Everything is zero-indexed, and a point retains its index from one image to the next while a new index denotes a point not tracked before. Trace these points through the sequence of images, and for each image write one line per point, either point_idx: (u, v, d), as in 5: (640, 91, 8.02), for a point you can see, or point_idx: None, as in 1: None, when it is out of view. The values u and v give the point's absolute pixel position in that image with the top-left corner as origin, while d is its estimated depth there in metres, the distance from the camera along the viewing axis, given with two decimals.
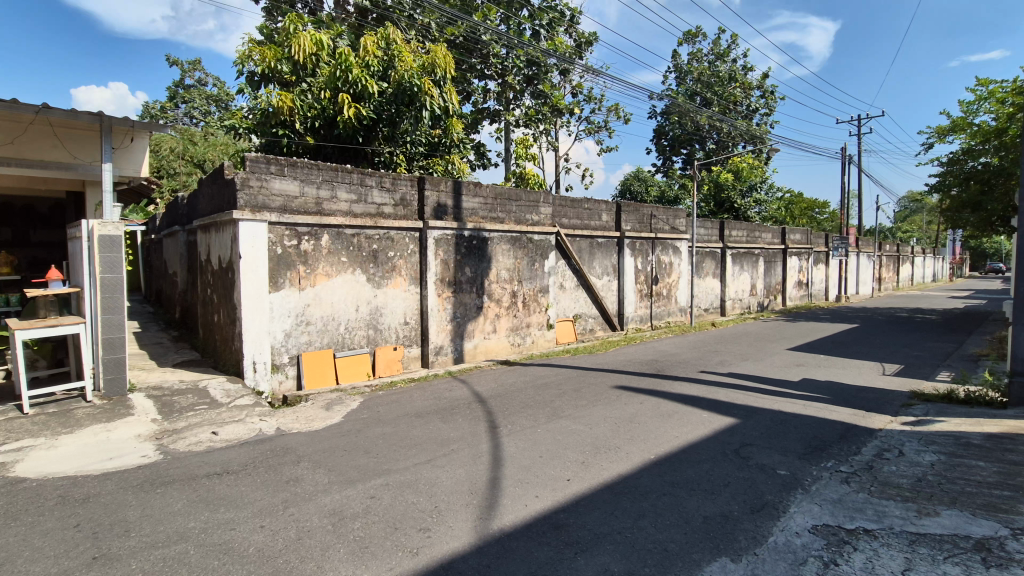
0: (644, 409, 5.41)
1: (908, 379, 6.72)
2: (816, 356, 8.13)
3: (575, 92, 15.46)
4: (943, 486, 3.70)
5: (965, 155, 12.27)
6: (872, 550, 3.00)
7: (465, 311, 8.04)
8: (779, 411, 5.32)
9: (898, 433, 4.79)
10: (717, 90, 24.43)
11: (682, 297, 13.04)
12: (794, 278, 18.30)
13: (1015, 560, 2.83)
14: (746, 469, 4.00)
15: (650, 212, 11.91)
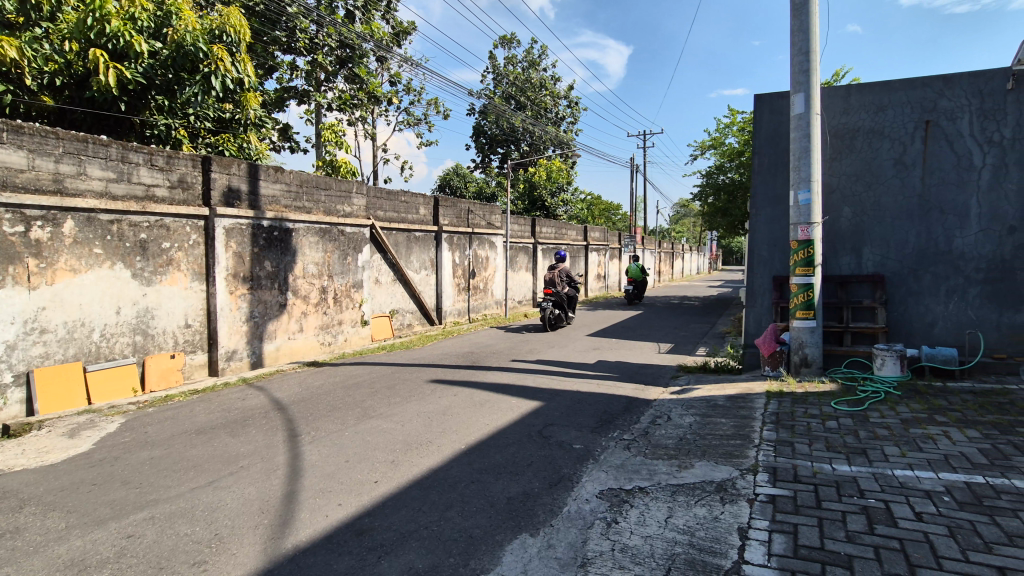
0: (458, 400, 5.50)
1: (677, 355, 8.01)
2: (609, 339, 9.20)
3: (392, 81, 15.05)
4: (697, 442, 4.45)
5: (717, 170, 15.04)
6: (644, 504, 3.46)
7: (265, 309, 7.25)
8: (577, 392, 5.85)
9: (667, 402, 5.64)
10: (530, 95, 26.09)
11: (497, 290, 13.64)
12: (593, 272, 20.52)
13: (743, 494, 3.53)
14: (547, 448, 4.31)
15: (467, 208, 12.20)
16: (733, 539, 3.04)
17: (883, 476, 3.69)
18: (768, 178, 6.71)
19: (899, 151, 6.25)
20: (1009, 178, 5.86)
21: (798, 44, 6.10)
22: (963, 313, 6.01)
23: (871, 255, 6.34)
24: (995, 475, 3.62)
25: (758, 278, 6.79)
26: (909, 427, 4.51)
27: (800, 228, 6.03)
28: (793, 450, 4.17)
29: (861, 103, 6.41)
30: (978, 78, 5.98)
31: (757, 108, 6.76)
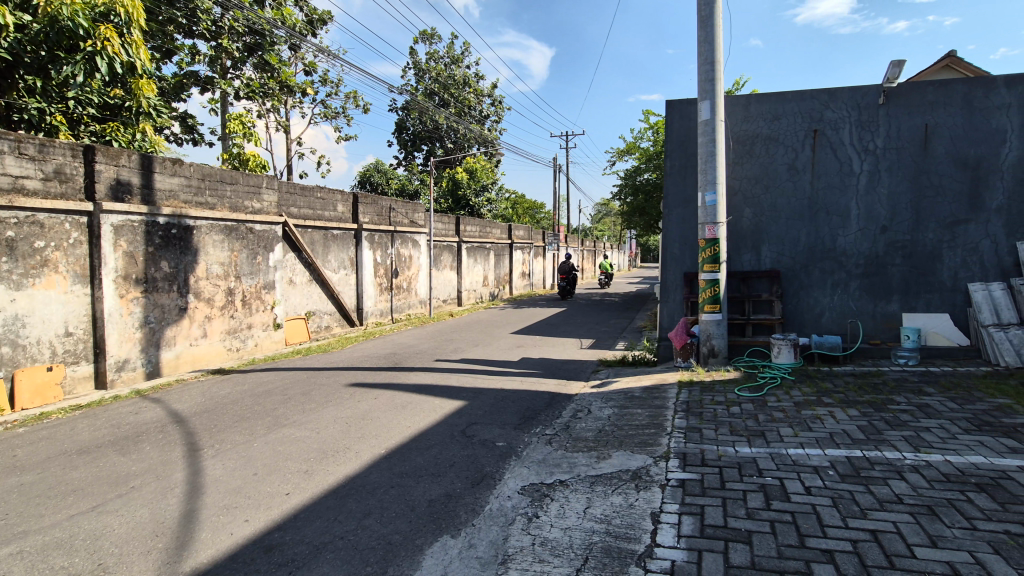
0: (378, 403, 5.35)
1: (597, 350, 8.28)
2: (533, 337, 9.34)
3: (306, 71, 14.36)
4: (614, 434, 4.61)
5: (636, 172, 15.66)
6: (564, 497, 3.54)
7: (163, 314, 6.66)
8: (500, 389, 5.89)
9: (588, 396, 5.80)
10: (453, 92, 25.90)
11: (421, 289, 13.43)
12: (518, 270, 20.74)
13: (656, 481, 3.71)
14: (469, 447, 4.29)
15: (388, 205, 11.89)
16: (646, 524, 3.18)
17: (779, 455, 4.01)
18: (679, 180, 7.09)
19: (791, 157, 6.83)
20: (881, 183, 6.59)
21: (704, 55, 6.49)
22: (846, 304, 6.69)
23: (769, 252, 6.89)
24: (870, 449, 4.05)
25: (671, 274, 7.16)
26: (800, 409, 4.94)
27: (707, 228, 6.43)
28: (702, 436, 4.44)
29: (759, 112, 6.93)
30: (856, 92, 6.65)
31: (669, 114, 7.13)
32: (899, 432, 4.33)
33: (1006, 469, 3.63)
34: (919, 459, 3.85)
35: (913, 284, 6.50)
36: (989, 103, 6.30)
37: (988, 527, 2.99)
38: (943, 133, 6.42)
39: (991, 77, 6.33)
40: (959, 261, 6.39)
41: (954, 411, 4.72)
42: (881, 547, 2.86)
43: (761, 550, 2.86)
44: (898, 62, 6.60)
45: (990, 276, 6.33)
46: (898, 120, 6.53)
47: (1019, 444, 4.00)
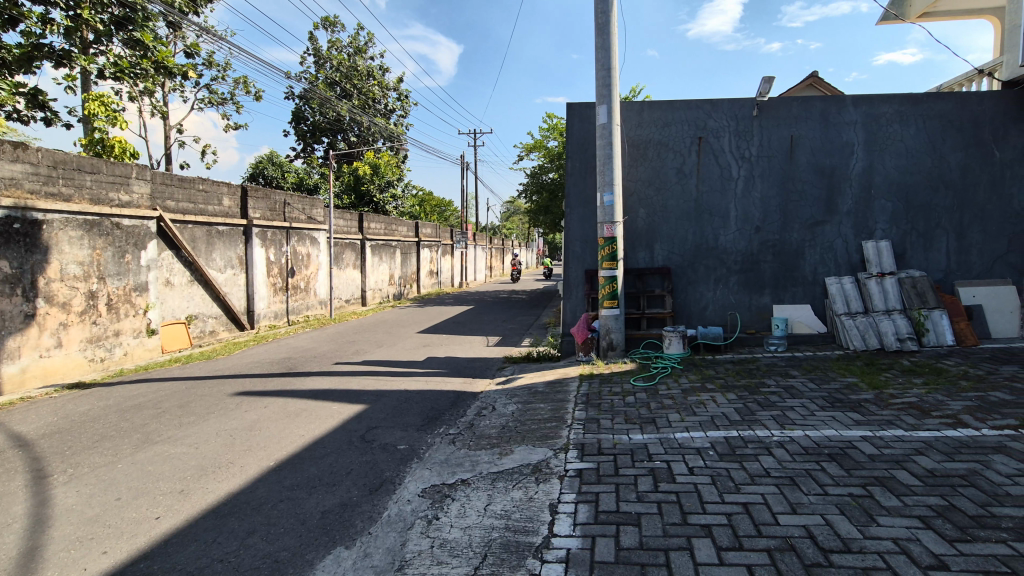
0: (269, 412, 5.01)
1: (503, 347, 8.37)
2: (439, 336, 9.26)
3: (187, 52, 13.09)
4: (517, 429, 4.68)
5: (541, 171, 16.02)
6: (465, 496, 3.54)
7: (3, 322, 5.76)
8: (403, 390, 5.76)
9: (492, 393, 5.84)
10: (355, 83, 24.91)
11: (321, 289, 12.79)
12: (425, 268, 20.45)
13: (555, 472, 3.82)
14: (368, 453, 4.15)
15: (283, 200, 11.19)
16: (544, 516, 3.25)
17: (667, 440, 4.30)
18: (579, 181, 7.35)
19: (680, 162, 7.34)
20: (755, 188, 7.28)
21: (601, 61, 6.77)
22: (727, 298, 7.31)
23: (660, 250, 7.36)
24: (744, 429, 4.46)
25: (572, 272, 7.39)
26: (687, 396, 5.33)
27: (605, 227, 6.72)
28: (599, 426, 4.64)
29: (651, 118, 7.36)
30: (735, 104, 7.28)
31: (569, 116, 7.35)
32: (769, 412, 4.81)
33: (852, 440, 4.17)
34: (784, 435, 4.30)
35: (782, 279, 7.25)
36: (840, 120, 7.17)
37: (837, 492, 3.41)
38: (804, 144, 7.22)
39: (841, 97, 7.22)
40: (818, 258, 7.23)
41: (813, 390, 5.34)
42: (751, 518, 3.15)
43: (649, 531, 3.04)
44: (769, 79, 7.32)
45: (842, 271, 7.22)
46: (769, 132, 7.25)
47: (862, 417, 4.60)
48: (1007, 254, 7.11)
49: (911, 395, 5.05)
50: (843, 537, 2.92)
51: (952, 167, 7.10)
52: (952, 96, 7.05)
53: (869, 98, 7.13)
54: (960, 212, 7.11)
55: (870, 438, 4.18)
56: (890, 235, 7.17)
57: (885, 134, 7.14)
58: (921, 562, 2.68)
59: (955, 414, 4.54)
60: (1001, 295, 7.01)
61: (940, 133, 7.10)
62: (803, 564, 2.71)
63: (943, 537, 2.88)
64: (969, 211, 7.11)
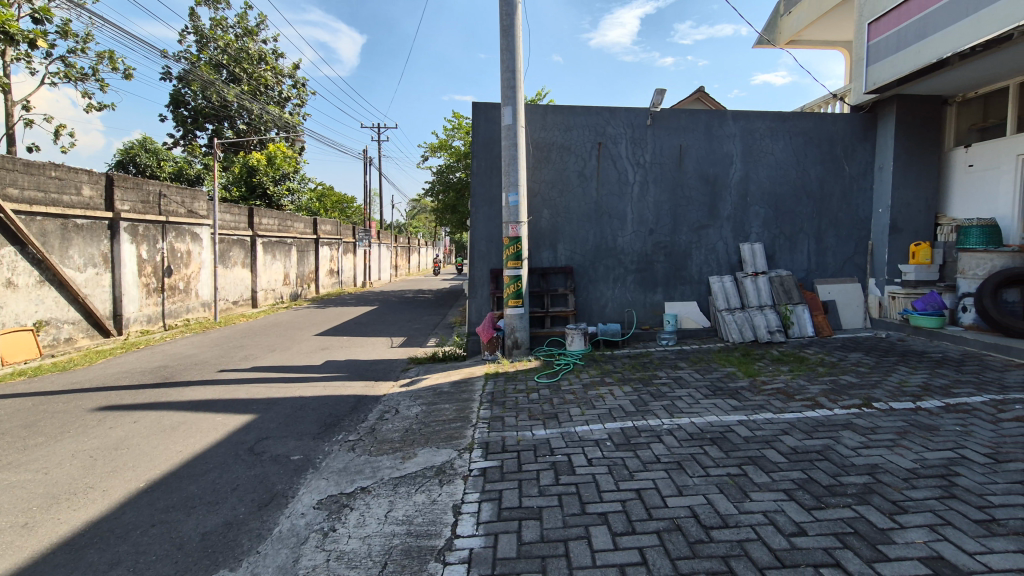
0: (139, 428, 4.50)
1: (407, 348, 8.19)
2: (339, 338, 8.85)
3: (35, 17, 11.37)
4: (421, 431, 4.59)
5: (447, 169, 15.91)
6: (365, 504, 3.40)
7: None
8: (298, 397, 5.43)
9: (396, 395, 5.69)
10: (245, 67, 23.13)
11: (203, 290, 11.71)
12: (324, 267, 19.46)
13: (459, 473, 3.80)
14: (258, 466, 3.86)
15: (157, 191, 10.09)
16: (447, 518, 3.22)
17: (569, 434, 4.44)
18: (485, 180, 7.37)
19: (581, 165, 7.62)
20: (650, 193, 7.75)
21: (506, 62, 6.83)
22: (624, 296, 7.73)
23: (563, 250, 7.61)
24: (639, 419, 4.73)
25: (478, 271, 7.42)
26: (587, 390, 5.54)
27: (510, 226, 6.82)
28: (504, 423, 4.69)
29: (554, 121, 7.57)
30: (631, 112, 7.69)
31: (474, 116, 7.34)
32: (660, 402, 5.14)
33: (730, 424, 4.58)
34: (673, 423, 4.62)
35: (672, 278, 7.80)
36: (722, 132, 7.85)
37: (718, 472, 3.73)
38: (691, 153, 7.81)
39: (723, 111, 7.91)
40: (703, 259, 7.87)
41: (699, 380, 5.81)
42: (643, 502, 3.34)
43: (549, 523, 3.11)
44: (661, 90, 7.82)
45: (723, 271, 7.91)
46: (661, 140, 7.75)
47: (739, 402, 5.08)
48: (854, 256, 8.20)
49: (779, 381, 5.66)
50: (722, 514, 3.19)
51: (812, 179, 8.04)
52: (812, 116, 7.99)
53: (746, 114, 7.87)
54: (818, 219, 8.08)
55: (745, 421, 4.62)
56: (762, 238, 7.97)
57: (759, 147, 7.93)
58: (785, 530, 3.00)
59: (814, 396, 5.16)
60: (849, 291, 8.11)
61: (803, 148, 8.01)
62: (688, 542, 2.92)
63: (803, 506, 3.25)
64: (825, 218, 8.09)
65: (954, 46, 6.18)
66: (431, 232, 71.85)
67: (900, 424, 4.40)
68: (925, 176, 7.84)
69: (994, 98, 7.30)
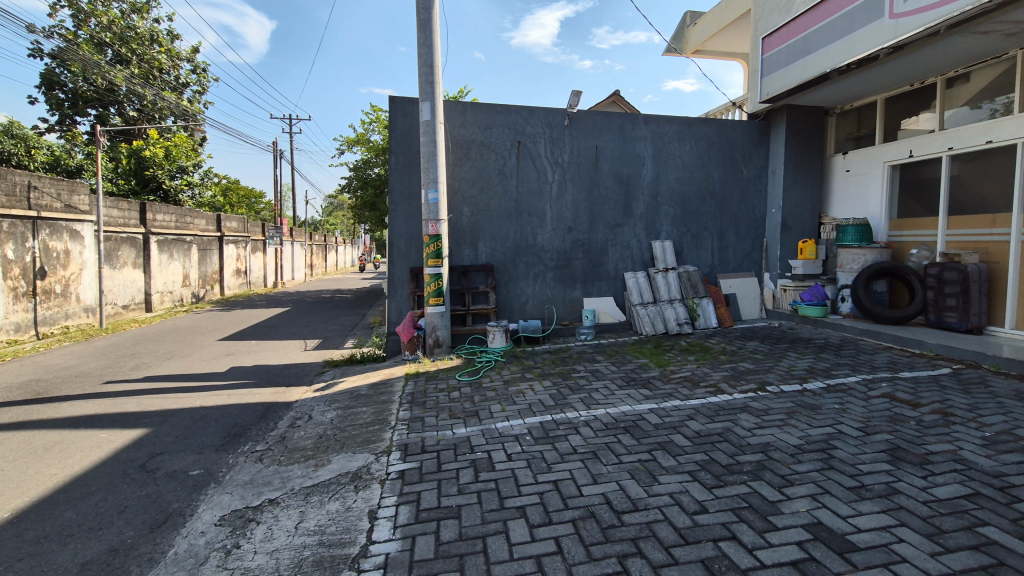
0: (4, 451, 3.97)
1: (322, 351, 7.86)
2: (246, 342, 8.32)
3: None
4: (336, 437, 4.43)
5: (365, 165, 15.43)
6: (273, 517, 3.22)
7: None
8: (199, 407, 5.05)
9: (309, 401, 5.44)
10: (134, 48, 21.06)
11: (86, 294, 10.54)
12: (230, 266, 18.20)
13: (376, 477, 3.70)
14: (150, 484, 3.54)
15: (26, 183, 8.95)
16: (362, 524, 3.12)
17: (489, 430, 4.46)
18: (403, 176, 7.22)
19: (500, 164, 7.67)
20: (567, 191, 7.96)
21: (424, 57, 6.72)
22: (544, 292, 7.90)
23: (484, 248, 7.64)
24: (557, 412, 4.86)
25: (397, 269, 7.27)
26: (508, 386, 5.61)
27: (430, 224, 6.73)
28: (423, 424, 4.62)
29: (474, 119, 7.55)
30: (549, 112, 7.85)
31: (391, 110, 7.16)
32: (578, 395, 5.31)
33: (642, 412, 4.82)
34: (589, 415, 4.79)
35: (589, 274, 8.07)
36: (635, 134, 8.22)
37: (630, 459, 3.91)
38: (606, 154, 8.11)
39: (635, 115, 8.27)
40: (618, 256, 8.20)
41: (614, 372, 6.06)
42: (559, 493, 3.43)
43: (468, 521, 3.11)
44: (577, 92, 8.05)
45: (637, 267, 8.29)
46: (578, 140, 7.98)
47: (650, 392, 5.36)
48: (751, 252, 8.90)
49: (685, 370, 6.04)
50: (633, 498, 3.35)
51: (715, 181, 8.63)
52: (715, 122, 8.57)
53: (656, 118, 8.29)
54: (721, 218, 8.69)
55: (655, 409, 4.88)
56: (672, 236, 8.45)
57: (668, 150, 8.38)
58: (689, 509, 3.20)
59: (716, 382, 5.56)
60: (748, 285, 8.80)
61: (706, 152, 8.58)
62: (601, 528, 3.03)
63: (705, 486, 3.49)
64: (726, 217, 8.72)
65: (834, 62, 6.88)
66: (350, 230, 69.33)
67: (789, 405, 4.85)
68: (810, 180, 8.67)
69: (866, 111, 8.19)
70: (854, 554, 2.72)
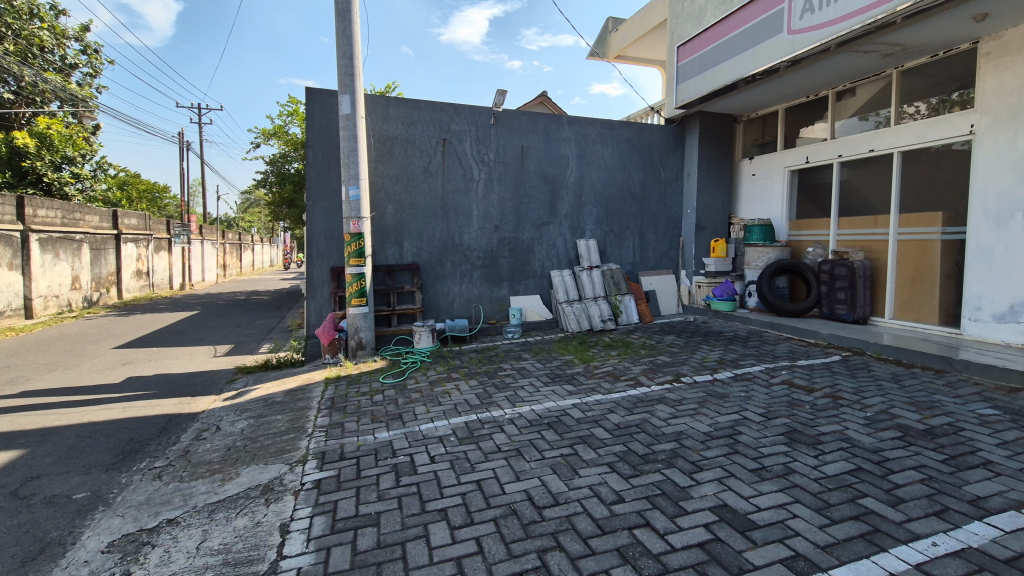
0: None
1: (234, 356, 7.38)
2: (147, 350, 7.65)
3: None
4: (246, 448, 4.17)
5: (282, 159, 14.69)
6: (171, 538, 2.97)
7: None
8: (87, 423, 4.58)
9: (218, 411, 5.08)
10: (8, 21, 18.73)
11: None
12: (129, 267, 16.66)
13: (289, 488, 3.52)
14: (24, 512, 3.16)
15: None
16: (273, 539, 2.96)
17: (412, 433, 4.38)
18: (322, 172, 6.92)
19: (425, 161, 7.55)
20: (494, 190, 7.97)
21: (343, 48, 6.47)
22: (471, 291, 7.87)
23: (409, 246, 7.49)
24: (483, 411, 4.85)
25: (317, 269, 6.97)
26: (433, 387, 5.53)
27: (352, 222, 6.50)
28: (343, 430, 4.46)
29: (397, 114, 7.38)
30: (475, 111, 7.82)
31: (308, 102, 6.84)
32: (503, 393, 5.33)
33: (565, 408, 4.92)
34: (514, 412, 4.82)
35: (516, 272, 8.14)
36: (559, 135, 8.37)
37: (552, 454, 3.98)
38: (532, 154, 8.20)
39: (560, 116, 8.43)
40: (544, 255, 8.34)
41: (540, 369, 6.15)
42: (482, 492, 3.43)
43: (387, 528, 3.03)
44: (503, 91, 8.08)
45: (563, 265, 8.47)
46: (503, 140, 8.01)
47: (574, 387, 5.49)
48: (669, 251, 9.35)
49: (608, 365, 6.23)
50: (554, 493, 3.41)
51: (635, 182, 8.98)
52: (635, 125, 8.91)
53: (580, 120, 8.49)
54: (641, 218, 9.05)
55: (578, 404, 5.00)
56: (596, 235, 8.70)
57: (591, 151, 8.62)
58: (607, 500, 3.30)
59: (636, 376, 5.79)
60: (666, 282, 9.24)
61: (627, 154, 8.90)
62: (522, 524, 3.06)
63: (622, 476, 3.62)
64: (646, 217, 9.10)
65: (741, 72, 7.34)
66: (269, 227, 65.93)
67: (701, 395, 5.14)
68: (721, 183, 9.23)
69: (769, 120, 8.84)
70: (754, 532, 2.91)
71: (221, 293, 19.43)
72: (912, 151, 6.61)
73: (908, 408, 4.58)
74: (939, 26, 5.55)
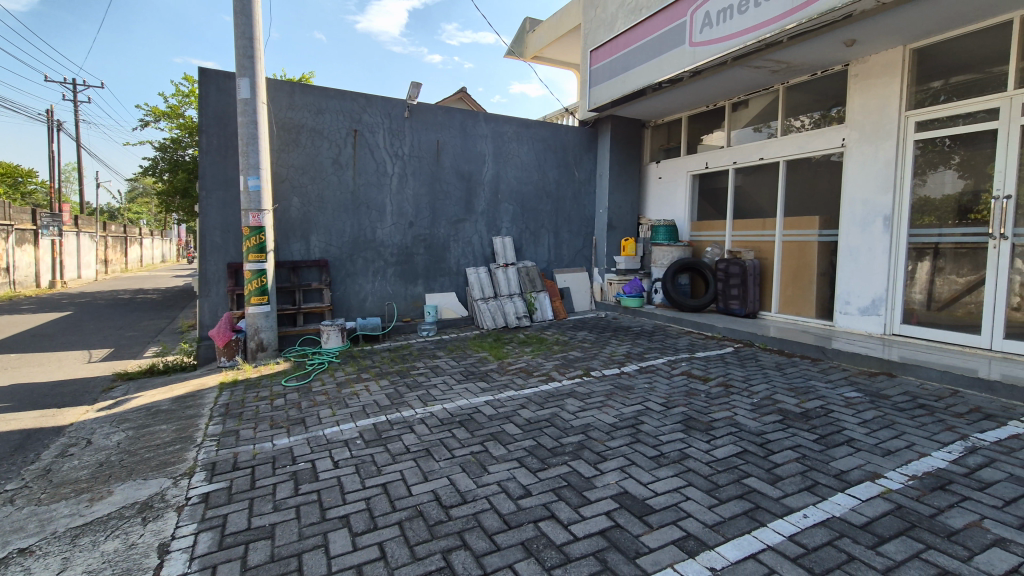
0: None
1: (113, 362, 6.65)
2: (2, 357, 6.69)
3: None
4: (121, 463, 3.76)
5: (175, 145, 13.53)
6: (22, 571, 2.61)
7: None
8: None
9: (89, 422, 4.56)
10: None
11: None
12: None
13: (172, 505, 3.22)
14: None
15: None
16: (149, 562, 2.68)
17: (315, 438, 4.17)
18: (218, 160, 6.41)
19: (335, 152, 7.22)
20: (408, 185, 7.79)
21: (240, 27, 6.02)
22: (384, 288, 7.65)
23: (317, 242, 7.14)
24: (392, 412, 4.73)
25: (211, 266, 6.45)
26: (341, 389, 5.31)
27: (251, 214, 6.08)
28: (237, 438, 4.15)
29: (303, 102, 6.99)
30: (388, 102, 7.60)
31: (201, 84, 6.30)
32: (415, 392, 5.23)
33: (477, 405, 4.92)
34: (425, 412, 4.74)
35: (431, 269, 8.02)
36: (476, 132, 8.35)
37: (462, 452, 3.95)
38: (448, 149, 8.11)
39: (476, 112, 8.40)
40: (460, 252, 8.29)
41: (454, 366, 6.10)
42: (387, 496, 3.33)
43: (282, 540, 2.86)
44: (417, 84, 7.91)
45: (479, 262, 8.47)
46: (419, 133, 7.85)
47: (487, 384, 5.50)
48: (583, 249, 9.64)
49: (521, 361, 6.31)
50: (462, 491, 3.39)
51: (550, 181, 9.16)
52: (550, 126, 9.09)
53: (496, 117, 8.52)
54: (556, 216, 9.25)
55: (490, 401, 5.02)
56: (512, 232, 8.78)
57: (507, 149, 8.67)
58: (514, 495, 3.33)
59: (548, 371, 5.90)
60: (580, 279, 9.52)
61: (543, 153, 9.06)
62: (428, 526, 3.01)
63: (530, 470, 3.67)
64: (560, 216, 9.32)
65: (648, 79, 7.71)
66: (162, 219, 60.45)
67: (608, 388, 5.34)
68: (631, 184, 9.66)
69: (674, 126, 9.37)
70: (650, 516, 3.06)
71: (101, 291, 17.46)
72: (795, 160, 7.30)
73: (788, 393, 5.05)
74: (816, 48, 6.15)
